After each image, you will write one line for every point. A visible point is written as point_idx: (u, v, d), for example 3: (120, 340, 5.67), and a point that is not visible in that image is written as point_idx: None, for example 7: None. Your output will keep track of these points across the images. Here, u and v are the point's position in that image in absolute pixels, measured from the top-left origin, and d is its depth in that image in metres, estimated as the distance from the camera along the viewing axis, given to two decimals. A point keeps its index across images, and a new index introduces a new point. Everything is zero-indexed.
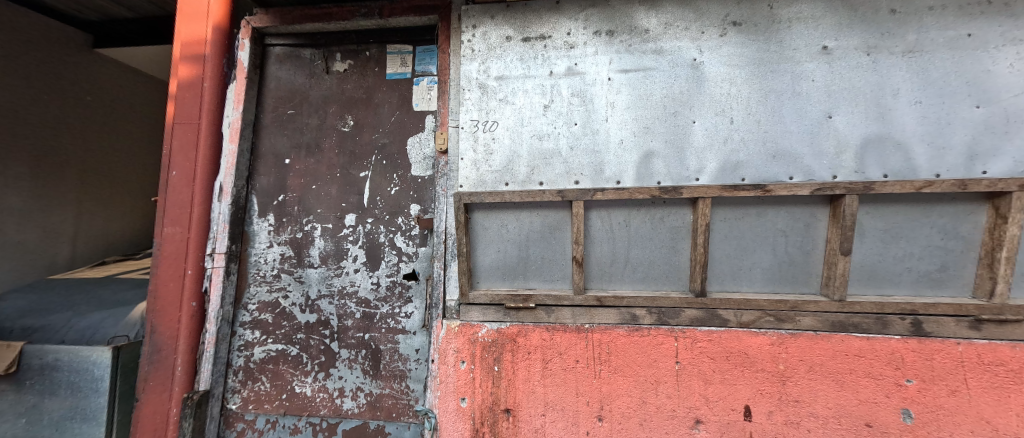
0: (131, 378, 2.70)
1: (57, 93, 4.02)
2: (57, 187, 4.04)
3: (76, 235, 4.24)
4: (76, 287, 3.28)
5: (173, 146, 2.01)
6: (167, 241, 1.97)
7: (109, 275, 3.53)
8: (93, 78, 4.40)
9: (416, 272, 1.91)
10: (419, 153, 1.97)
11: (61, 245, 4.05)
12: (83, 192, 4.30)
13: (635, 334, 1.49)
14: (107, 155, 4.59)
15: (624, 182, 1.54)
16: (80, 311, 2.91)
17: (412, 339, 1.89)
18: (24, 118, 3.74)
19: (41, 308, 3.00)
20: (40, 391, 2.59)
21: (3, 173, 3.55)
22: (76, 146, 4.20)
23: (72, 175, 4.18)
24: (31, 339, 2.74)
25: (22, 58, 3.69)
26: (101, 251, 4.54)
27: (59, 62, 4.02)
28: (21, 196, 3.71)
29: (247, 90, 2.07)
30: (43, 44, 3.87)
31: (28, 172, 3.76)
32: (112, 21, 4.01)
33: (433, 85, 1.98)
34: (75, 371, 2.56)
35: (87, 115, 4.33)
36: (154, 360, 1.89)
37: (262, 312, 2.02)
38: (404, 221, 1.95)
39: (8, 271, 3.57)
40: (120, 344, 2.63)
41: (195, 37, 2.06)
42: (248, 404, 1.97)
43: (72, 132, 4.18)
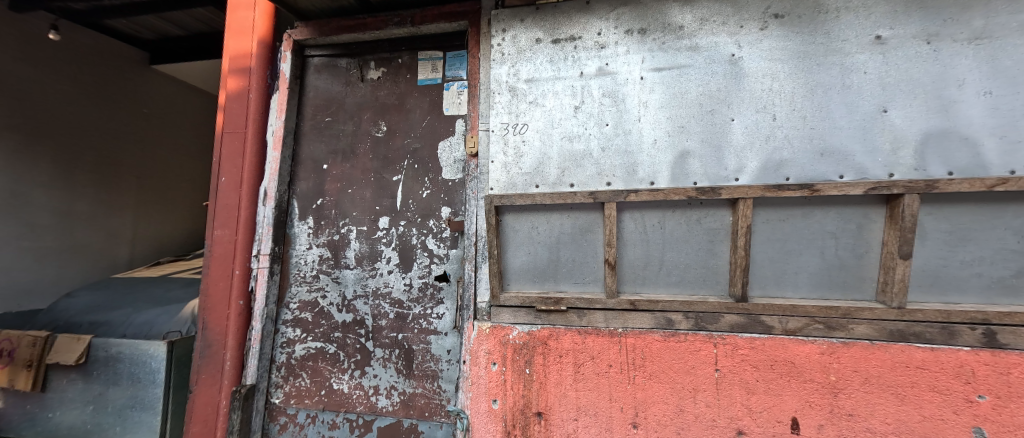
0: (184, 371, 2.90)
1: (117, 107, 4.42)
2: (119, 192, 4.46)
3: (134, 238, 4.63)
4: (137, 285, 3.56)
5: (223, 154, 2.16)
6: (218, 243, 2.11)
7: (165, 274, 3.80)
8: (149, 91, 4.78)
9: (447, 274, 1.94)
10: (450, 157, 2.01)
11: (120, 247, 4.46)
12: (142, 197, 4.71)
13: (671, 340, 1.44)
14: (163, 162, 4.97)
15: (659, 183, 1.50)
16: (140, 308, 3.16)
17: (443, 340, 1.92)
18: (90, 130, 4.17)
19: (107, 304, 3.28)
20: (105, 380, 2.83)
21: (71, 180, 4.00)
22: (133, 154, 4.60)
23: (131, 181, 4.57)
24: (98, 332, 3.01)
25: (84, 76, 4.12)
26: (155, 252, 4.91)
27: (117, 77, 4.43)
28: (87, 201, 4.16)
29: (289, 100, 2.19)
30: (101, 61, 4.28)
31: (94, 179, 4.20)
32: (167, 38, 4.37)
33: (463, 90, 2.01)
34: (135, 363, 2.79)
35: (145, 125, 4.72)
36: (205, 355, 2.03)
37: (302, 310, 2.12)
38: (435, 224, 1.99)
39: (69, 270, 4.00)
40: (174, 339, 2.83)
41: (242, 51, 2.21)
42: (290, 398, 2.07)
43: (132, 141, 4.59)
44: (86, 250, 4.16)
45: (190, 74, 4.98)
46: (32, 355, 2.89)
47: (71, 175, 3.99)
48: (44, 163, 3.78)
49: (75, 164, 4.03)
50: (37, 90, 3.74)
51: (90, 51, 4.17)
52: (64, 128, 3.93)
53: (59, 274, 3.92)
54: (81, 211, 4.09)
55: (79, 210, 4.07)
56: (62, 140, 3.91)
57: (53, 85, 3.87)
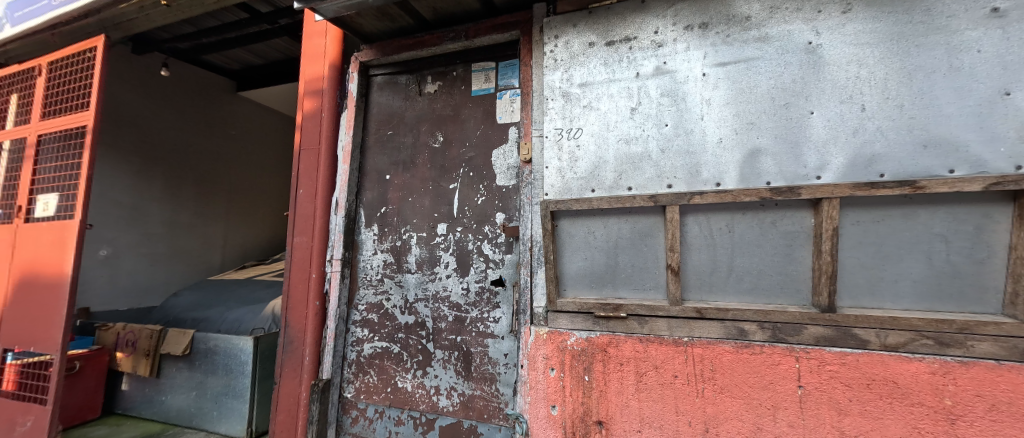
0: (268, 364, 3.22)
1: (212, 131, 5.10)
2: (214, 205, 5.11)
3: (225, 245, 5.25)
4: (230, 286, 4.03)
5: (301, 168, 2.41)
6: (298, 248, 2.34)
7: (251, 277, 4.26)
8: (238, 115, 5.45)
9: (503, 279, 1.98)
10: (504, 163, 2.05)
11: (213, 253, 5.07)
12: (233, 209, 5.37)
13: (744, 352, 1.34)
14: (249, 177, 5.60)
15: (726, 183, 1.42)
16: (233, 306, 3.57)
17: (501, 344, 1.94)
18: (193, 151, 4.86)
19: (207, 302, 3.75)
20: (206, 369, 3.23)
21: (177, 195, 4.68)
22: (225, 171, 5.25)
23: (222, 195, 5.21)
24: (200, 327, 3.45)
25: (189, 106, 4.83)
26: (243, 257, 5.52)
27: (213, 104, 5.11)
28: (189, 213, 4.82)
29: (356, 116, 2.37)
30: (202, 92, 4.98)
31: (194, 193, 4.87)
32: (252, 66, 4.94)
33: (515, 98, 2.05)
34: (229, 355, 3.16)
35: (234, 145, 5.38)
36: (288, 350, 2.26)
37: (370, 312, 2.26)
38: (491, 229, 2.04)
39: (174, 273, 4.64)
40: (259, 335, 3.17)
41: (316, 76, 2.47)
42: (360, 393, 2.21)
43: (225, 160, 5.25)
44: (187, 255, 4.80)
45: (272, 98, 5.59)
46: (150, 346, 3.38)
47: (176, 191, 4.67)
48: (155, 181, 4.47)
49: (180, 182, 4.71)
50: (152, 120, 4.45)
51: (193, 83, 4.87)
52: (171, 151, 4.62)
53: (168, 277, 4.59)
54: (186, 221, 4.77)
55: (183, 220, 4.75)
56: (169, 162, 4.60)
57: (164, 114, 4.57)
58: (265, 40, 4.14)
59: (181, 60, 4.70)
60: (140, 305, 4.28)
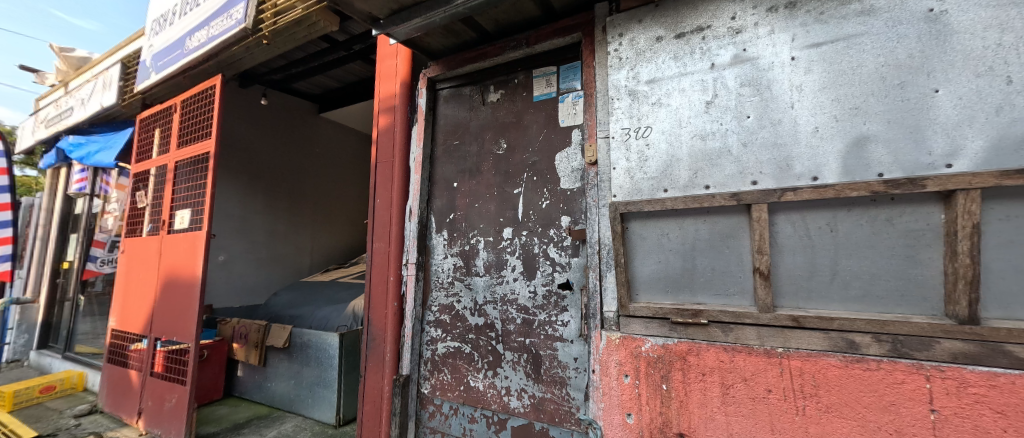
0: (352, 359, 3.53)
1: (302, 150, 5.77)
2: (303, 214, 5.74)
3: (313, 250, 5.86)
4: (319, 287, 4.49)
5: (378, 180, 2.64)
6: (377, 253, 2.55)
7: (335, 279, 4.71)
8: (322, 134, 6.09)
9: (570, 282, 1.96)
10: (568, 167, 2.04)
11: (302, 257, 5.69)
12: (320, 218, 6.00)
13: (855, 367, 1.19)
14: (332, 189, 6.21)
15: (825, 178, 1.27)
16: (323, 306, 3.98)
17: (570, 348, 1.93)
18: (286, 168, 5.54)
19: (301, 301, 4.22)
20: (302, 361, 3.63)
21: (275, 206, 5.36)
22: (312, 184, 5.89)
23: (309, 205, 5.84)
24: (296, 324, 3.89)
25: (283, 129, 5.52)
26: (328, 261, 6.11)
27: (302, 126, 5.78)
28: (284, 222, 5.48)
29: (426, 128, 2.53)
30: (294, 116, 5.67)
31: (288, 205, 5.52)
32: (333, 89, 5.49)
33: (578, 100, 2.04)
34: (320, 349, 3.52)
35: (319, 161, 6.02)
36: (372, 346, 2.47)
37: (442, 313, 2.37)
38: (556, 233, 2.04)
39: (273, 275, 5.30)
40: (344, 332, 3.49)
41: (389, 94, 2.69)
42: (436, 390, 2.33)
43: (311, 174, 5.89)
44: (283, 260, 5.45)
45: (351, 117, 6.15)
46: (259, 339, 3.90)
47: (274, 204, 5.35)
48: (258, 196, 5.17)
49: (277, 196, 5.40)
50: (255, 143, 5.17)
51: (287, 109, 5.57)
52: (269, 170, 5.32)
53: (269, 279, 5.25)
54: (281, 230, 5.44)
55: (279, 229, 5.41)
56: (268, 178, 5.30)
57: (264, 138, 5.28)
58: (343, 65, 4.59)
59: (277, 91, 5.40)
60: (250, 303, 4.95)
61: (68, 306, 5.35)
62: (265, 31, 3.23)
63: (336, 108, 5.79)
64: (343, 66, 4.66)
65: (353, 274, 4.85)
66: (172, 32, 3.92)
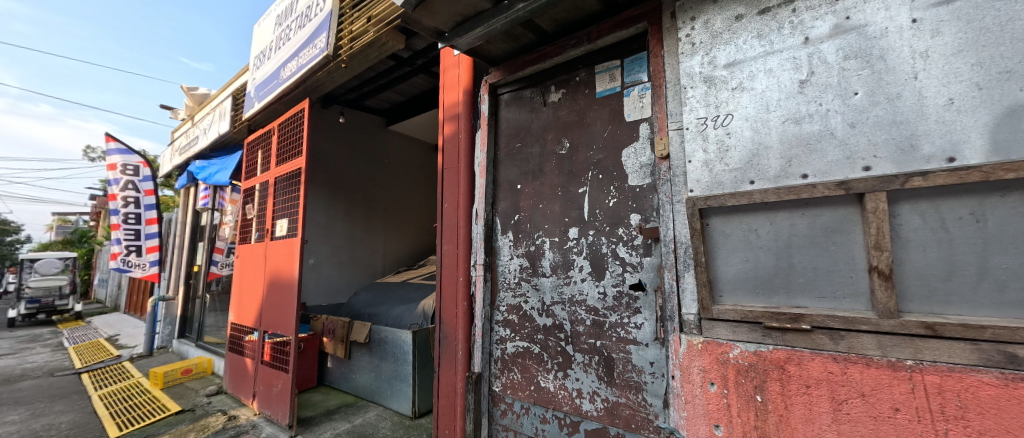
0: (425, 355, 3.73)
1: (374, 161, 6.24)
2: (376, 220, 6.21)
3: (386, 253, 6.30)
4: (394, 287, 4.81)
5: (445, 185, 2.77)
6: (447, 255, 2.68)
7: (407, 279, 5.01)
8: (391, 145, 6.54)
9: (642, 283, 1.88)
10: (635, 162, 1.96)
11: (376, 260, 6.14)
12: (392, 223, 6.44)
13: (1019, 387, 0.98)
14: (401, 196, 6.62)
15: (965, 158, 1.08)
16: (397, 304, 4.26)
17: (645, 351, 1.84)
18: (361, 178, 6.03)
19: (379, 300, 4.56)
20: (381, 356, 3.92)
21: (352, 214, 5.86)
22: (383, 192, 6.34)
23: (382, 212, 6.29)
24: (375, 321, 4.21)
25: (358, 143, 6.03)
26: (400, 263, 6.52)
27: (374, 139, 6.26)
28: (361, 228, 5.98)
29: (489, 132, 2.59)
30: (367, 130, 6.16)
31: (363, 212, 6.01)
32: (401, 102, 5.86)
33: (645, 93, 1.95)
34: (396, 345, 3.77)
35: (390, 170, 6.46)
36: (444, 343, 2.60)
37: (510, 313, 2.39)
38: (625, 232, 1.97)
39: (353, 276, 5.79)
40: (417, 329, 3.70)
41: (453, 102, 2.81)
42: (507, 389, 2.36)
43: (383, 183, 6.35)
44: (360, 262, 5.93)
45: (416, 129, 6.53)
46: (344, 334, 4.27)
47: (352, 211, 5.87)
48: (339, 205, 5.72)
49: (354, 204, 5.91)
50: (335, 157, 5.71)
51: (361, 125, 6.08)
52: (348, 181, 5.85)
53: (350, 280, 5.75)
54: (359, 235, 5.93)
55: (357, 234, 5.91)
56: (347, 188, 5.82)
57: (342, 152, 5.81)
58: (408, 79, 4.88)
59: (352, 108, 5.91)
60: (335, 302, 5.48)
61: (200, 302, 6.38)
62: (343, 55, 3.57)
63: (403, 120, 6.19)
64: (408, 80, 4.96)
65: (422, 275, 5.13)
66: (270, 65, 4.48)
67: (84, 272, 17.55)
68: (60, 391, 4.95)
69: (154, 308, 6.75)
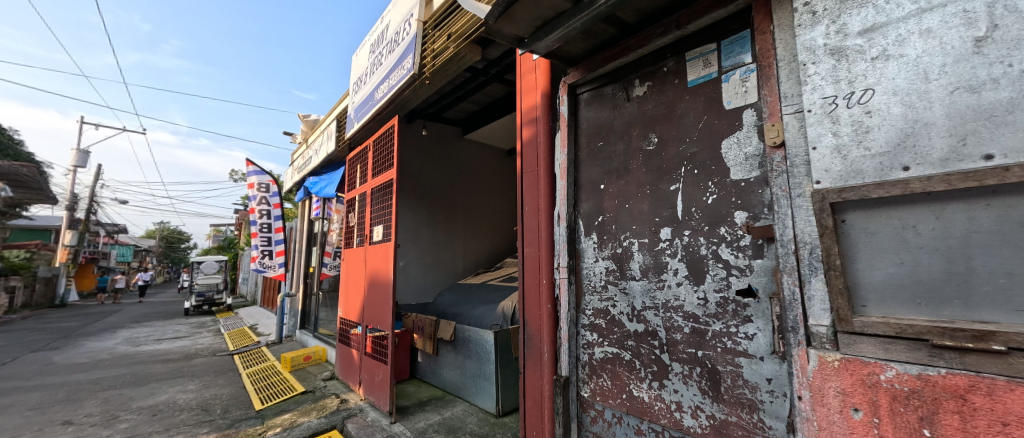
0: (506, 355, 3.82)
1: (454, 169, 6.58)
2: (457, 225, 6.54)
3: (466, 256, 6.60)
4: (475, 288, 5.00)
5: (525, 188, 2.80)
6: (528, 257, 2.70)
7: (487, 281, 5.18)
8: (469, 153, 6.83)
9: (753, 289, 1.67)
10: (738, 154, 1.76)
11: (458, 262, 6.47)
12: (471, 227, 6.73)
13: None
14: (479, 200, 6.87)
15: None
16: (479, 305, 4.41)
17: (759, 366, 1.63)
18: (443, 186, 6.41)
19: (462, 301, 4.78)
20: (466, 353, 4.10)
21: (435, 219, 6.27)
22: (463, 198, 6.66)
23: (462, 216, 6.61)
24: (460, 321, 4.42)
25: (439, 153, 6.43)
26: (479, 266, 6.78)
27: (453, 148, 6.61)
28: (443, 232, 6.35)
29: (569, 133, 2.55)
30: (447, 140, 6.54)
31: (445, 218, 6.39)
32: (476, 112, 6.11)
33: (749, 76, 1.75)
34: (479, 344, 3.90)
35: (468, 177, 6.76)
36: (529, 345, 2.62)
37: (597, 317, 2.31)
38: (728, 231, 1.78)
39: (437, 278, 6.18)
40: (498, 330, 3.80)
41: (531, 106, 2.84)
42: (596, 395, 2.28)
43: (463, 189, 6.67)
44: (443, 265, 6.30)
45: (491, 137, 6.74)
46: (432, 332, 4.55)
47: (436, 217, 6.27)
48: (424, 212, 6.16)
49: (437, 211, 6.31)
50: (420, 167, 6.16)
51: (441, 136, 6.47)
52: (431, 189, 6.27)
53: (435, 282, 6.16)
54: (441, 239, 6.31)
55: (440, 238, 6.29)
56: (431, 196, 6.25)
57: (425, 162, 6.23)
58: (483, 89, 5.07)
59: (433, 121, 6.33)
60: (424, 301, 5.90)
61: (315, 299, 7.36)
62: (427, 71, 3.84)
63: (479, 130, 6.43)
64: (482, 90, 5.15)
65: (500, 277, 5.25)
66: (366, 88, 5.01)
67: (233, 272, 21.51)
68: (221, 368, 6.13)
69: (283, 303, 7.98)
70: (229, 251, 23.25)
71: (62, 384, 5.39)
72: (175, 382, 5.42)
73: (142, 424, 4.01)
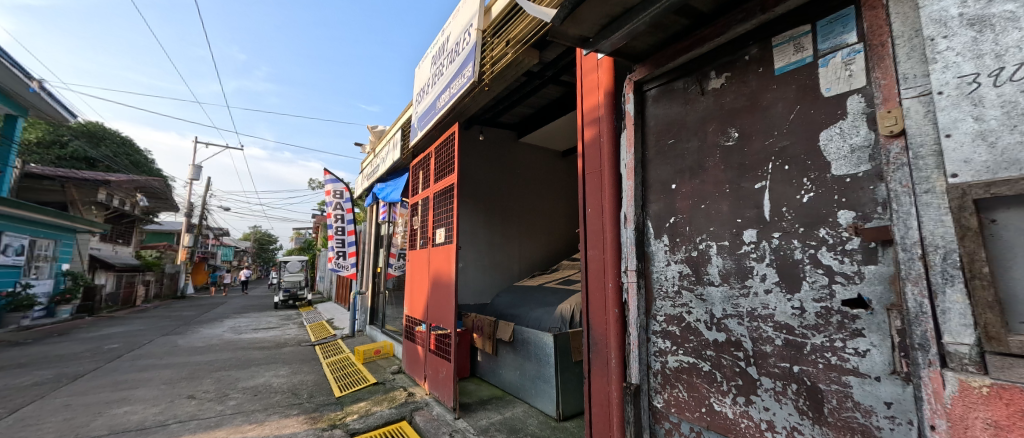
0: (566, 359, 3.77)
1: (510, 172, 6.66)
2: (513, 228, 6.61)
3: (521, 259, 6.65)
4: (531, 291, 4.99)
5: (588, 190, 2.74)
6: (592, 260, 2.65)
7: (543, 283, 5.15)
8: (525, 156, 6.88)
9: (864, 299, 1.47)
10: (842, 146, 1.57)
11: (513, 265, 6.54)
12: (527, 230, 6.76)
13: None
14: (535, 203, 6.88)
15: None
16: (537, 307, 4.40)
17: (875, 387, 1.43)
18: (499, 189, 6.53)
19: (520, 303, 4.81)
20: (525, 355, 4.12)
21: (492, 222, 6.40)
22: (519, 201, 6.72)
23: (518, 219, 6.67)
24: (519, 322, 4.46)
25: (496, 157, 6.56)
26: (535, 269, 6.78)
27: (509, 152, 6.70)
28: (499, 235, 6.46)
29: (636, 132, 2.44)
30: (503, 144, 6.65)
31: (501, 220, 6.49)
32: (531, 115, 6.12)
33: (853, 58, 1.56)
34: (539, 347, 3.90)
35: (524, 180, 6.80)
36: (594, 349, 2.56)
37: (670, 323, 2.19)
38: (829, 233, 1.59)
39: (494, 280, 6.30)
40: (557, 333, 3.77)
41: (594, 106, 2.78)
42: (671, 406, 2.16)
43: (518, 192, 6.73)
44: (500, 267, 6.41)
45: (546, 139, 6.71)
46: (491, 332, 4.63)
47: (492, 220, 6.40)
48: (480, 215, 6.32)
49: (493, 214, 6.44)
50: (478, 171, 6.34)
51: (498, 140, 6.60)
52: (488, 192, 6.42)
53: (492, 283, 6.28)
54: (498, 242, 6.42)
55: (496, 241, 6.41)
56: (488, 199, 6.40)
57: (482, 166, 6.39)
58: (538, 91, 5.06)
59: (490, 126, 6.47)
60: (482, 302, 6.07)
61: (383, 297, 7.89)
62: (486, 78, 3.94)
63: (533, 133, 6.44)
64: (538, 92, 5.14)
65: (557, 279, 5.19)
66: (428, 98, 5.26)
67: (312, 271, 23.90)
68: (305, 357, 6.83)
69: (355, 300, 8.66)
70: (310, 252, 25.92)
71: (185, 363, 6.38)
72: (270, 367, 6.14)
73: (246, 402, 4.59)
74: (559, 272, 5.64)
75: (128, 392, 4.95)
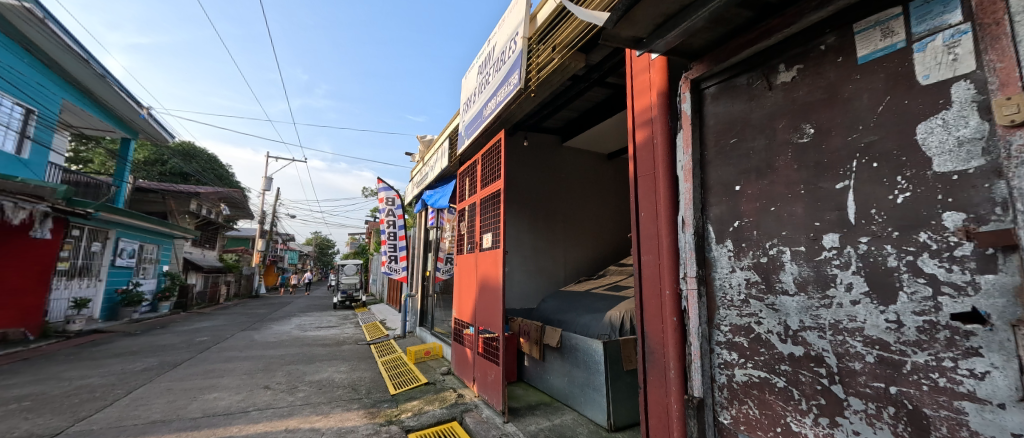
0: (618, 368, 3.66)
1: (554, 176, 6.64)
2: (558, 232, 6.57)
3: (567, 264, 6.58)
4: (579, 297, 4.92)
5: (641, 193, 2.66)
6: (646, 266, 2.56)
7: (591, 289, 5.05)
8: (570, 160, 6.82)
9: (981, 313, 1.28)
10: (945, 139, 1.40)
11: (559, 270, 6.49)
12: (573, 234, 6.68)
13: None
14: (581, 207, 6.79)
15: None
16: (586, 313, 4.33)
17: (997, 416, 1.25)
18: (543, 193, 6.53)
19: (567, 308, 4.76)
20: (574, 361, 4.06)
21: (537, 226, 6.40)
22: (564, 205, 6.66)
23: (563, 224, 6.62)
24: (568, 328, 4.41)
25: (541, 161, 6.57)
26: (581, 274, 6.67)
27: (554, 156, 6.68)
28: (545, 239, 6.44)
29: (693, 132, 2.33)
30: (548, 149, 6.65)
31: (546, 225, 6.48)
32: (576, 118, 6.07)
33: (957, 41, 1.39)
34: (588, 354, 3.83)
35: (569, 184, 6.74)
36: (650, 358, 2.46)
37: (736, 334, 2.05)
38: (932, 237, 1.42)
39: (540, 285, 6.29)
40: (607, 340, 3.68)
41: (646, 107, 2.70)
42: (739, 424, 2.02)
43: (564, 196, 6.68)
44: (545, 272, 6.38)
45: (591, 143, 6.60)
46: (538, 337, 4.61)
47: (538, 224, 6.41)
48: (526, 220, 6.35)
49: (539, 218, 6.44)
50: (523, 176, 6.40)
51: (543, 145, 6.61)
52: (533, 197, 6.44)
53: (538, 288, 6.28)
54: (543, 247, 6.41)
55: (542, 246, 6.40)
56: (534, 204, 6.42)
57: (527, 170, 6.44)
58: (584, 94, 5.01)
59: (535, 131, 6.50)
60: (528, 307, 6.08)
61: (433, 299, 8.17)
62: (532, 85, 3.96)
63: (578, 136, 6.37)
64: (584, 95, 5.08)
65: (606, 285, 5.08)
66: (475, 107, 5.39)
67: (366, 274, 25.38)
68: (362, 355, 7.25)
69: (406, 302, 9.05)
70: (364, 257, 27.56)
71: (261, 356, 7.04)
72: (332, 363, 6.60)
73: (313, 394, 4.97)
74: (607, 277, 5.51)
75: (216, 380, 5.57)
